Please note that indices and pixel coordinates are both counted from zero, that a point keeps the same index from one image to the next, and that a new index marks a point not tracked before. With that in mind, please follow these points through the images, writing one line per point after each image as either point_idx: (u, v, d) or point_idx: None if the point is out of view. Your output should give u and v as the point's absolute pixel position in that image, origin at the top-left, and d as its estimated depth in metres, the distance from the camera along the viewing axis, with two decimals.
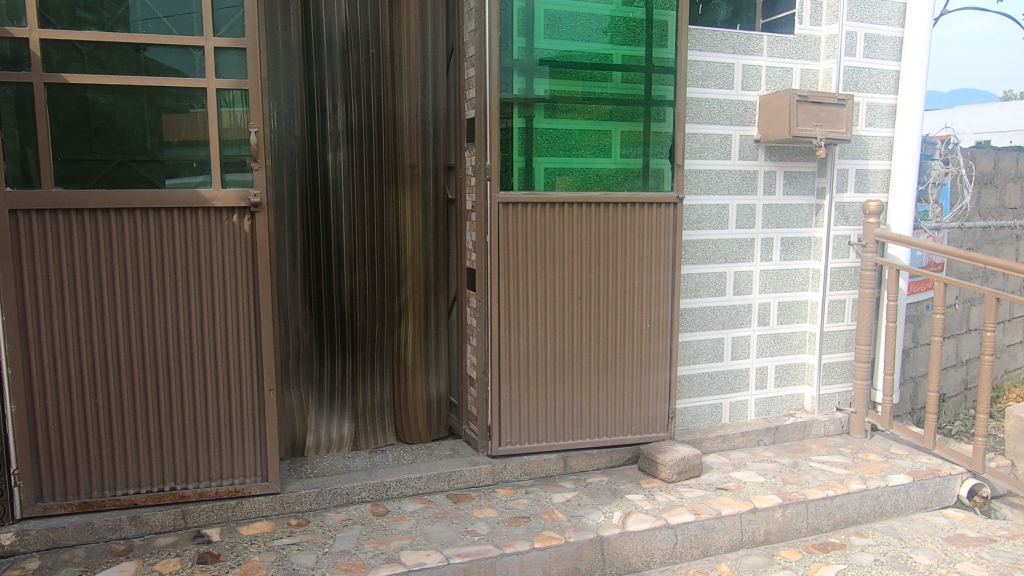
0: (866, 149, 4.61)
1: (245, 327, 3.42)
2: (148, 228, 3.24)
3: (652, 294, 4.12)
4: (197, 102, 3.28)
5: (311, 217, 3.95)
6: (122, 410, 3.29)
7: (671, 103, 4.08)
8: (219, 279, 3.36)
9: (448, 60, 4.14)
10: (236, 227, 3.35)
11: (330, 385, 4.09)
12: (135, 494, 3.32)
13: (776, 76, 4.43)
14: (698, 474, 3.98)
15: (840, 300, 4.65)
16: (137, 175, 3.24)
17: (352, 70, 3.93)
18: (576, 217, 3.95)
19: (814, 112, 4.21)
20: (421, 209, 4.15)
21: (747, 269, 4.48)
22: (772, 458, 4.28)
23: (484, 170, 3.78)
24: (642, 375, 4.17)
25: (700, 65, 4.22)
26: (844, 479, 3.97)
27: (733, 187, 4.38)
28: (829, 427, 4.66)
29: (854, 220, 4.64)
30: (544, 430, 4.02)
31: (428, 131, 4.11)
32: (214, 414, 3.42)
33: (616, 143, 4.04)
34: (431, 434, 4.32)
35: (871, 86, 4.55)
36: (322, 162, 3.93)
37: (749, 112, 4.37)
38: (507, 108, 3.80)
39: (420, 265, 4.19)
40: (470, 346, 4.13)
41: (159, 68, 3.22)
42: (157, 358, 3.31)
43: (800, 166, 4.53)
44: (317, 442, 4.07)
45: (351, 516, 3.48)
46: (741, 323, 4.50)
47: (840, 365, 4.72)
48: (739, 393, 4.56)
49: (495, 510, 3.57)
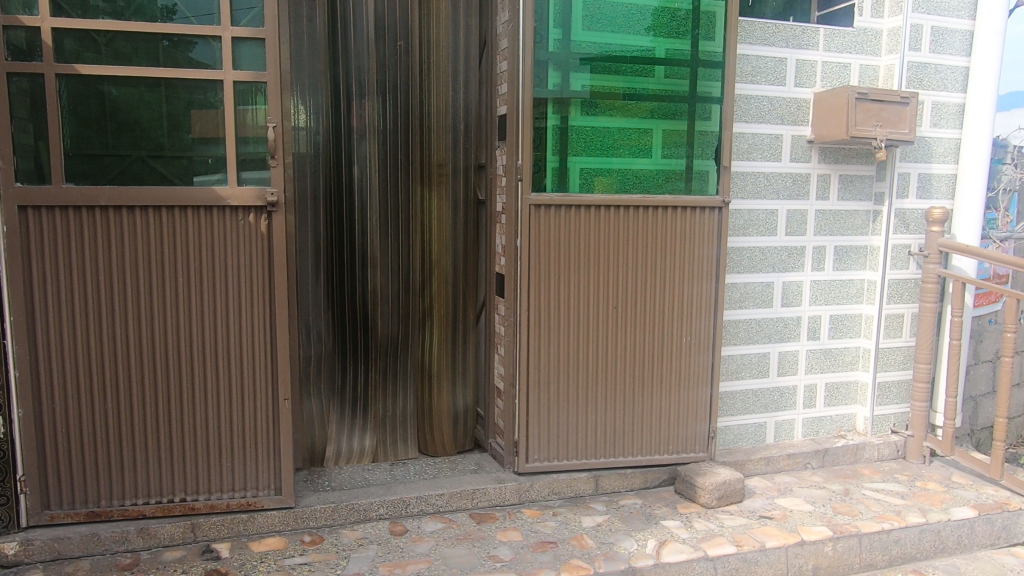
0: (930, 152, 4.25)
1: (259, 334, 3.25)
2: (161, 228, 3.09)
3: (693, 306, 3.85)
4: (214, 95, 3.13)
5: (335, 217, 3.78)
6: (132, 419, 3.14)
7: (717, 100, 3.80)
8: (234, 281, 3.20)
9: (480, 53, 3.93)
10: (253, 227, 3.18)
11: (351, 393, 3.91)
12: (144, 505, 3.18)
13: (832, 72, 4.11)
14: (740, 500, 3.70)
15: (898, 315, 4.31)
16: (153, 171, 3.09)
17: (380, 64, 3.76)
18: (614, 221, 3.70)
19: (875, 111, 3.90)
20: (450, 209, 3.93)
21: (797, 279, 4.17)
22: (821, 484, 3.98)
23: (516, 170, 3.56)
24: (681, 391, 3.90)
25: (750, 60, 3.93)
26: (901, 511, 3.64)
27: (783, 191, 4.08)
28: (884, 451, 4.32)
29: (915, 228, 4.28)
30: (574, 446, 3.78)
31: (459, 127, 3.90)
32: (226, 423, 3.25)
33: (657, 144, 3.78)
34: (456, 447, 4.10)
35: (937, 83, 4.20)
36: (348, 160, 3.76)
37: (803, 111, 4.07)
38: (541, 104, 3.57)
39: (448, 270, 3.97)
40: (498, 356, 3.91)
41: (175, 59, 3.08)
42: (169, 363, 3.16)
43: (856, 169, 4.21)
44: (337, 452, 3.91)
45: (367, 535, 3.28)
46: (789, 337, 4.20)
47: (897, 384, 4.37)
48: (786, 412, 4.25)
49: (519, 533, 3.35)
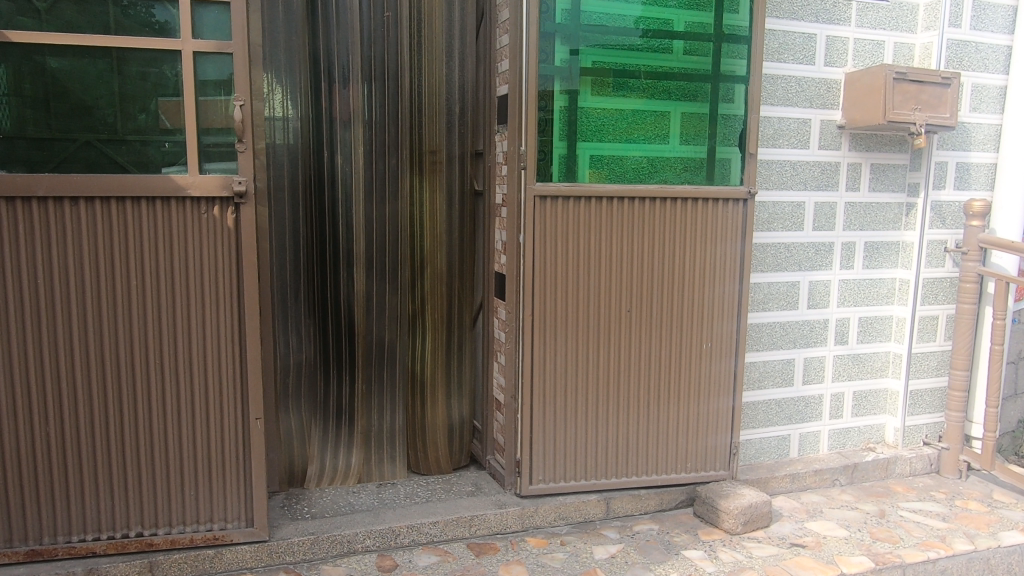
0: (969, 139, 3.89)
1: (226, 345, 2.83)
2: (110, 222, 2.66)
3: (715, 307, 3.48)
4: (172, 69, 2.70)
5: (316, 210, 3.38)
6: (80, 442, 2.72)
7: (742, 80, 3.42)
8: (197, 284, 2.78)
9: (477, 27, 3.52)
10: (218, 221, 2.77)
11: (335, 406, 3.52)
12: (93, 541, 2.77)
13: (865, 50, 3.73)
14: (766, 525, 3.34)
15: (932, 317, 3.95)
16: (101, 157, 2.66)
17: (367, 39, 3.35)
18: (628, 215, 3.31)
19: (913, 93, 3.56)
20: (444, 202, 3.53)
21: (825, 278, 3.80)
22: (853, 504, 3.62)
23: (519, 156, 3.15)
24: (700, 400, 3.52)
25: (777, 36, 3.54)
26: (945, 537, 3.28)
27: (810, 181, 3.70)
28: (916, 465, 3.97)
29: (952, 223, 3.92)
30: (583, 465, 3.40)
31: (454, 110, 3.49)
32: (189, 446, 2.84)
33: (676, 129, 3.38)
34: (451, 463, 3.72)
35: (977, 63, 3.83)
36: (331, 145, 3.35)
37: (832, 93, 3.68)
38: (547, 83, 3.17)
39: (441, 269, 3.57)
40: (497, 365, 3.53)
41: (125, 27, 2.65)
42: (121, 378, 2.74)
43: (888, 157, 3.84)
44: (320, 472, 3.52)
45: (352, 572, 2.89)
46: (815, 342, 3.83)
47: (929, 393, 4.02)
48: (812, 423, 3.88)
49: (524, 567, 2.97)
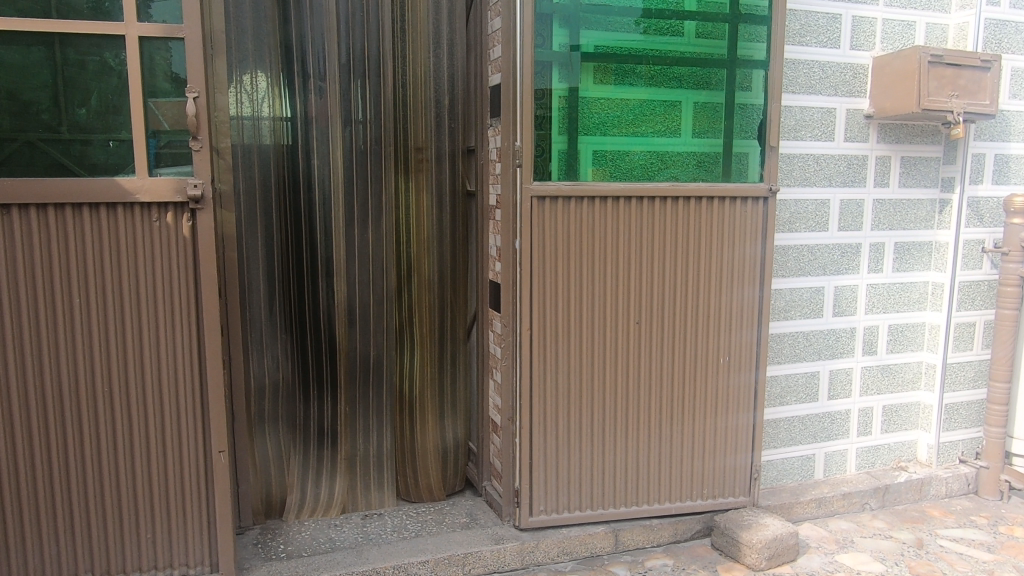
0: (1008, 129, 3.55)
1: (186, 370, 2.52)
2: (49, 232, 2.35)
3: (733, 316, 3.15)
4: (115, 56, 2.37)
5: (291, 216, 3.06)
6: (17, 484, 2.40)
7: (761, 65, 3.09)
8: (149, 301, 2.46)
9: (467, 10, 3.21)
10: (173, 229, 2.45)
11: (316, 430, 3.19)
12: None
13: (894, 32, 3.39)
14: (793, 558, 3.02)
15: (969, 324, 3.61)
16: (37, 158, 2.33)
17: (345, 24, 3.02)
18: (636, 216, 2.98)
19: (950, 78, 3.23)
20: (432, 204, 3.21)
21: (852, 283, 3.46)
22: (886, 532, 3.30)
23: (514, 153, 2.84)
24: (717, 419, 3.19)
25: (798, 17, 3.20)
26: (992, 571, 2.97)
27: (836, 176, 3.36)
28: (953, 486, 3.64)
29: (990, 221, 3.58)
30: (588, 493, 3.07)
31: (443, 103, 3.17)
32: (145, 483, 2.53)
33: (687, 120, 3.05)
34: (445, 490, 3.40)
35: (1017, 45, 3.49)
36: (306, 142, 3.03)
37: (859, 80, 3.35)
38: (545, 70, 2.84)
39: (431, 278, 3.25)
40: (493, 382, 3.21)
41: (60, 9, 2.31)
42: (64, 409, 2.42)
43: (920, 150, 3.50)
44: (300, 503, 3.20)
45: None
46: (842, 352, 3.50)
47: (966, 406, 3.68)
48: (839, 442, 3.55)
49: None
